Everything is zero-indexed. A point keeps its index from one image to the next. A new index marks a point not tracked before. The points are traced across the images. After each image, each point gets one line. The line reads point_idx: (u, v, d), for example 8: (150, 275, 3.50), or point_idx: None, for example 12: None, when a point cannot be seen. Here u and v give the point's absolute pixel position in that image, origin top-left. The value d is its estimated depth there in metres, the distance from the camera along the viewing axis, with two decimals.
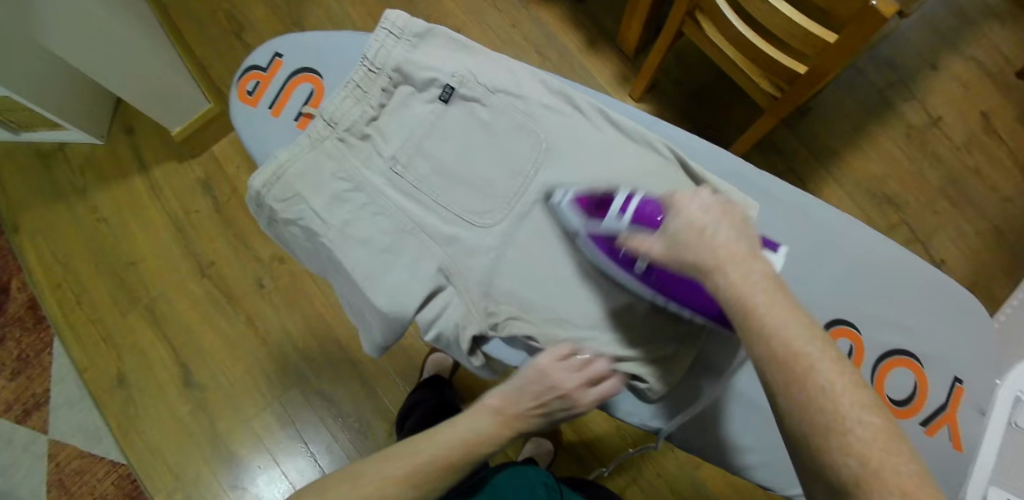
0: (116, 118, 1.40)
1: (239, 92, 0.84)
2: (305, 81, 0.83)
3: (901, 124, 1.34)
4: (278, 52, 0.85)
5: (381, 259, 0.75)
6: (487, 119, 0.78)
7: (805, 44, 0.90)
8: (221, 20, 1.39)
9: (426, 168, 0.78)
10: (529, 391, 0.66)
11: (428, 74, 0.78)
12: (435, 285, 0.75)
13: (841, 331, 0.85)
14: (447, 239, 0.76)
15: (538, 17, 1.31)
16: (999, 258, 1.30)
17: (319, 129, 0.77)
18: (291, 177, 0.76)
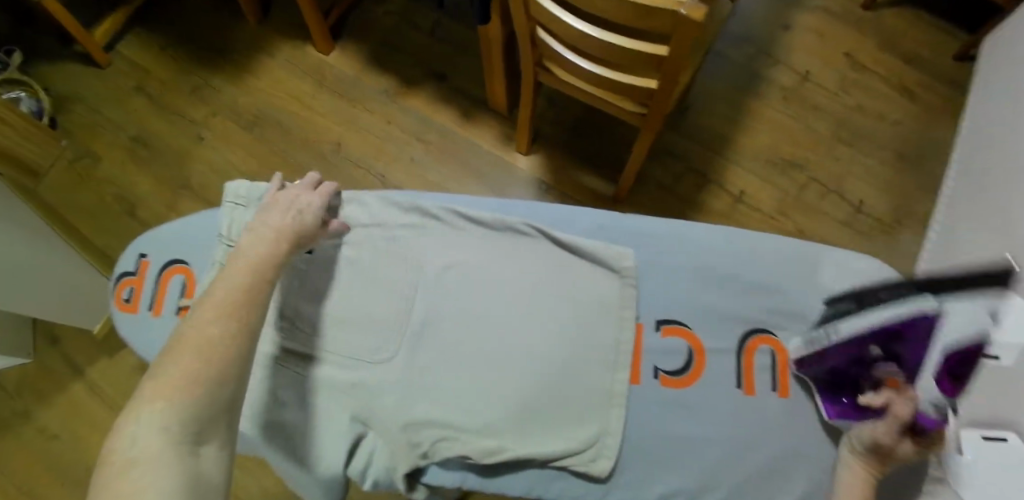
0: (38, 331, 1.39)
1: (117, 303, 0.84)
2: (176, 273, 0.84)
3: (775, 88, 1.39)
4: (143, 253, 0.86)
5: (296, 427, 0.74)
6: (356, 258, 0.81)
7: (645, 62, 0.92)
8: (112, 205, 1.40)
9: (311, 323, 0.78)
10: (278, 210, 0.74)
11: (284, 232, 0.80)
12: (356, 434, 0.73)
13: (757, 340, 0.83)
14: (351, 384, 0.75)
15: (408, 106, 1.35)
16: (910, 179, 1.33)
17: None
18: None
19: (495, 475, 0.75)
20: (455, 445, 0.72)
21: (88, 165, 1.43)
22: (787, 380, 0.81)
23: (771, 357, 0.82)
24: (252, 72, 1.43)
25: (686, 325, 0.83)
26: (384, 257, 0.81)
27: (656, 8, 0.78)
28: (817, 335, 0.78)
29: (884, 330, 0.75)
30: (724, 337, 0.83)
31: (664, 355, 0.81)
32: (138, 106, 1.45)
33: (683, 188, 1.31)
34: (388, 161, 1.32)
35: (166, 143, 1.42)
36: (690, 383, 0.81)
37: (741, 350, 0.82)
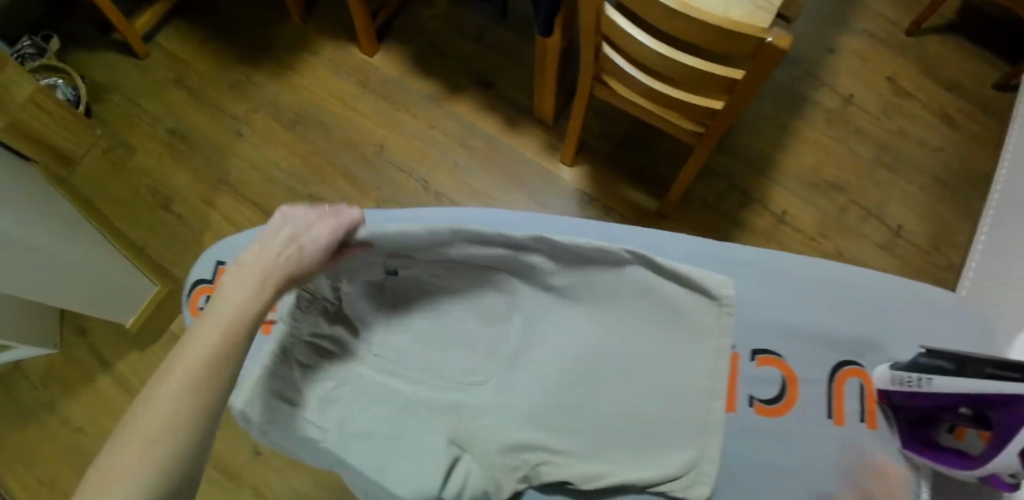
0: (67, 322, 1.37)
1: (191, 310, 0.83)
2: None
3: (818, 111, 1.39)
4: (221, 260, 0.86)
5: (389, 447, 0.69)
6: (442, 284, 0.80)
7: (714, 82, 0.92)
8: (146, 197, 1.38)
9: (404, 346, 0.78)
10: (274, 237, 0.58)
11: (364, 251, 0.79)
12: (452, 458, 0.71)
13: (847, 372, 0.78)
14: (452, 406, 0.75)
15: (452, 111, 1.35)
16: (950, 207, 1.34)
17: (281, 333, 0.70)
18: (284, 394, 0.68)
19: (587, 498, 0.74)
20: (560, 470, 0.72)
21: (124, 155, 1.42)
22: (874, 412, 0.77)
23: (860, 389, 0.78)
24: (294, 69, 1.42)
25: (778, 353, 0.79)
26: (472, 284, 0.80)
27: (741, 34, 0.77)
28: (907, 378, 0.71)
29: (974, 397, 0.64)
30: (811, 366, 0.78)
31: (758, 383, 0.78)
32: (177, 99, 1.44)
33: (727, 205, 1.32)
34: (430, 166, 1.31)
35: (205, 137, 1.41)
36: (780, 414, 0.77)
37: (832, 379, 0.78)
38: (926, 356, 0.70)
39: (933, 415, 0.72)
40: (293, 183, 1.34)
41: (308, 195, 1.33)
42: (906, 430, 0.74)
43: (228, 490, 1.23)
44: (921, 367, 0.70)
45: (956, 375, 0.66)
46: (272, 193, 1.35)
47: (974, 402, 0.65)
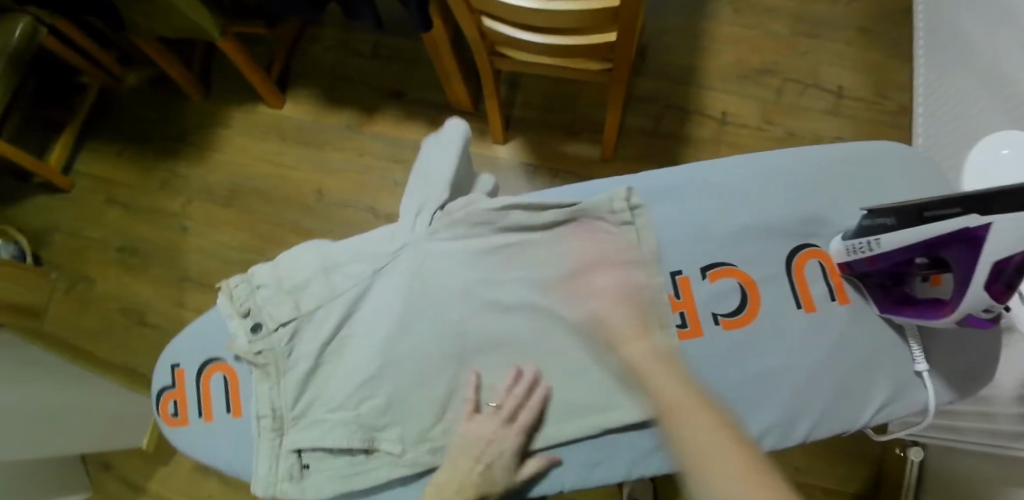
0: (86, 462, 1.34)
1: (164, 419, 0.79)
2: (216, 372, 0.78)
3: (725, 4, 1.37)
4: (175, 362, 0.80)
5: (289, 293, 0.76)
6: (341, 246, 0.78)
7: (595, 20, 0.88)
8: (120, 319, 1.39)
9: (355, 269, 0.76)
10: None
11: (271, 287, 0.77)
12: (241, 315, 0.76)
13: None
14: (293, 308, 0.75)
15: (375, 132, 1.37)
16: (879, 52, 1.32)
17: (239, 292, 0.78)
18: (261, 273, 0.79)
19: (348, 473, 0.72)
20: (328, 428, 0.72)
21: (87, 287, 1.41)
22: (842, 286, 0.76)
23: (820, 268, 0.76)
24: (215, 148, 1.43)
25: (731, 263, 0.77)
26: (328, 261, 0.77)
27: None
28: (859, 244, 0.70)
29: (925, 245, 0.61)
30: (775, 257, 0.77)
31: (718, 299, 0.75)
32: (114, 217, 1.43)
33: (666, 126, 1.31)
34: (371, 193, 1.34)
35: (156, 242, 1.41)
36: (751, 319, 0.75)
37: (791, 269, 0.76)
38: (869, 217, 0.69)
39: (901, 273, 0.69)
40: (248, 255, 1.36)
41: (268, 261, 1.35)
42: (879, 296, 0.73)
43: None
44: (868, 230, 0.69)
45: (906, 228, 0.62)
46: (234, 271, 1.36)
47: (928, 248, 0.61)
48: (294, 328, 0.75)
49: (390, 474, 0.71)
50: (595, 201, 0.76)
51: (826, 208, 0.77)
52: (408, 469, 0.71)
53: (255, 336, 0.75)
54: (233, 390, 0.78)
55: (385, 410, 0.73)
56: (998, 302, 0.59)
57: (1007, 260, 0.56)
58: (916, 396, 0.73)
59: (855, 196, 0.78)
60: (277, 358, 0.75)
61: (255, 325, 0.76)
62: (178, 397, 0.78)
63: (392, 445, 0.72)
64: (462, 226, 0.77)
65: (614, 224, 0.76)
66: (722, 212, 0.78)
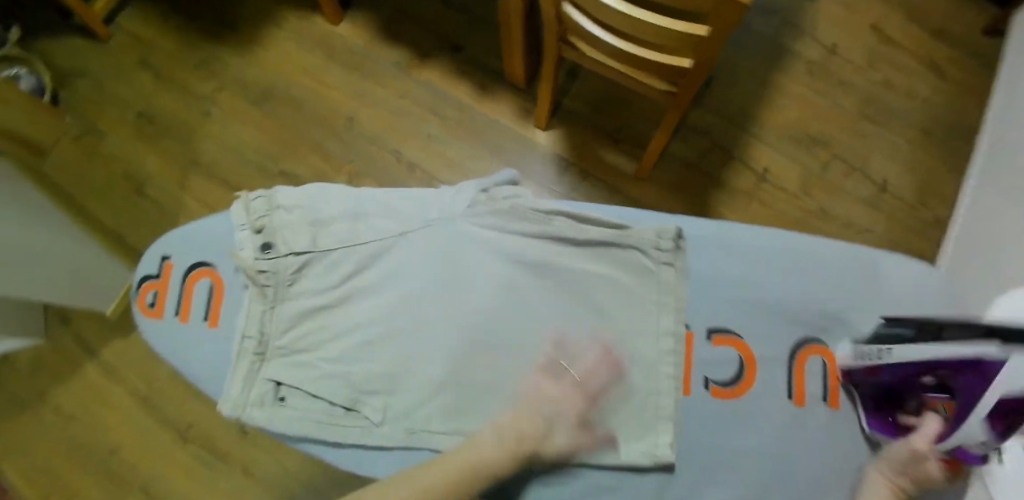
0: (48, 311, 1.34)
1: (140, 306, 0.77)
2: (204, 276, 0.77)
3: (802, 63, 1.34)
4: (166, 253, 0.78)
5: (310, 226, 0.73)
6: (377, 197, 0.76)
7: (681, 42, 0.86)
8: (120, 182, 1.37)
9: (383, 225, 0.73)
10: None
11: (296, 212, 0.74)
12: (256, 230, 0.74)
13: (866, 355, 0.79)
14: (309, 243, 0.73)
15: (422, 79, 1.34)
16: (935, 158, 1.30)
17: (258, 204, 0.75)
18: (284, 192, 0.76)
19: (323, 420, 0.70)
20: (319, 376, 0.71)
21: (96, 141, 1.39)
22: (837, 391, 0.75)
23: (822, 366, 0.76)
24: (261, 44, 1.40)
25: (736, 333, 0.76)
26: (362, 207, 0.74)
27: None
28: (869, 350, 0.70)
29: (940, 366, 0.62)
30: (782, 335, 0.76)
31: (714, 366, 0.75)
32: (144, 80, 1.41)
33: (706, 166, 1.30)
34: (402, 137, 1.33)
35: (177, 118, 1.39)
36: (742, 392, 0.75)
37: (793, 359, 0.76)
38: (887, 326, 0.72)
39: (899, 395, 0.69)
40: (264, 160, 1.35)
41: (281, 172, 1.34)
42: (871, 414, 0.72)
43: (219, 468, 1.25)
44: (882, 339, 0.70)
45: (925, 344, 0.64)
46: (244, 172, 1.35)
47: (940, 370, 0.62)
48: (305, 260, 0.73)
49: (362, 440, 0.70)
50: (642, 233, 0.73)
51: (843, 306, 0.76)
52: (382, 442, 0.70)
53: (263, 254, 0.72)
54: (217, 299, 0.76)
55: (378, 377, 0.71)
56: (994, 439, 0.60)
57: (1011, 398, 0.57)
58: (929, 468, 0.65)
59: (877, 301, 0.77)
60: (277, 284, 0.72)
61: (266, 244, 0.73)
62: (159, 289, 0.76)
63: (373, 412, 0.71)
64: (504, 214, 0.75)
65: (653, 261, 0.73)
66: (746, 275, 0.77)
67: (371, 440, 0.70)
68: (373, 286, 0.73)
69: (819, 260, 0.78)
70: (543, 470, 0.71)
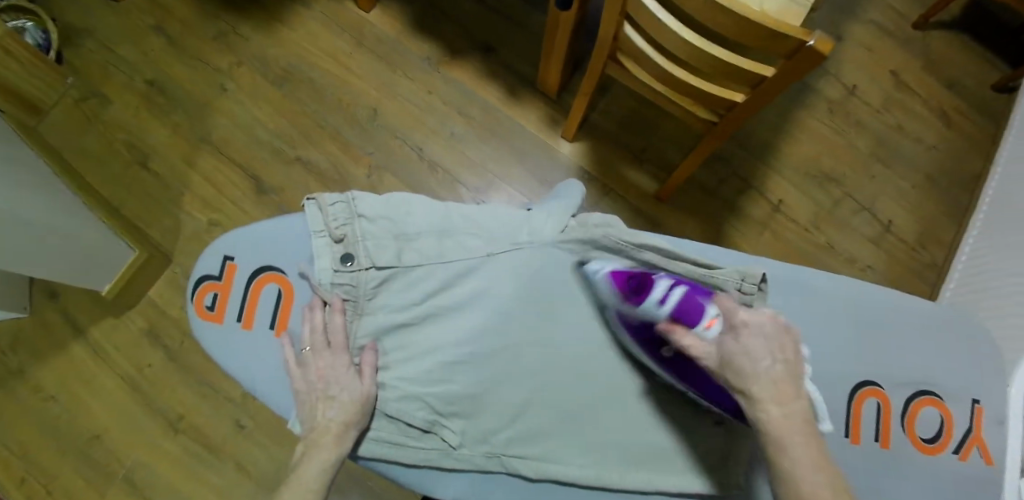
0: (33, 283, 1.26)
1: (197, 307, 0.74)
2: (271, 281, 0.74)
3: (822, 101, 1.38)
4: (228, 254, 0.74)
5: (396, 240, 0.71)
6: (463, 212, 0.74)
7: (740, 76, 0.88)
8: (122, 153, 1.30)
9: (472, 245, 0.73)
10: None
11: (380, 224, 0.70)
12: (334, 239, 0.70)
13: (923, 399, 0.80)
14: (395, 259, 0.70)
15: (450, 77, 1.32)
16: (937, 205, 1.36)
17: (336, 210, 0.70)
18: (363, 197, 0.71)
19: (398, 440, 0.70)
20: (398, 396, 0.70)
21: (98, 106, 1.31)
22: (889, 429, 0.78)
23: (877, 407, 0.79)
24: (285, 23, 1.35)
25: None
26: (449, 223, 0.73)
27: (785, 35, 0.72)
28: None
29: None
30: (836, 383, 0.78)
31: None
32: (155, 48, 1.34)
33: (726, 193, 1.32)
34: (426, 134, 1.30)
35: (189, 91, 1.32)
36: None
37: (852, 399, 0.78)
38: None
39: None
40: (280, 144, 1.30)
41: (296, 158, 1.30)
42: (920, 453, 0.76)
43: (210, 460, 1.21)
44: None
45: None
46: (257, 154, 1.30)
47: None
48: (387, 275, 0.70)
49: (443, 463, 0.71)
50: (731, 274, 0.72)
51: (888, 351, 0.80)
52: (460, 463, 0.72)
53: (344, 267, 0.69)
54: (285, 308, 0.73)
55: (458, 400, 0.71)
56: None
57: None
58: (728, 384, 0.59)
59: (922, 351, 0.81)
60: (357, 298, 0.70)
61: (346, 255, 0.70)
62: (221, 291, 0.73)
63: (451, 435, 0.71)
64: (591, 243, 0.74)
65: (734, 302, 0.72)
66: (809, 318, 0.79)
67: (447, 460, 0.71)
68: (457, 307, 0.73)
69: (874, 311, 0.80)
70: (614, 496, 0.73)
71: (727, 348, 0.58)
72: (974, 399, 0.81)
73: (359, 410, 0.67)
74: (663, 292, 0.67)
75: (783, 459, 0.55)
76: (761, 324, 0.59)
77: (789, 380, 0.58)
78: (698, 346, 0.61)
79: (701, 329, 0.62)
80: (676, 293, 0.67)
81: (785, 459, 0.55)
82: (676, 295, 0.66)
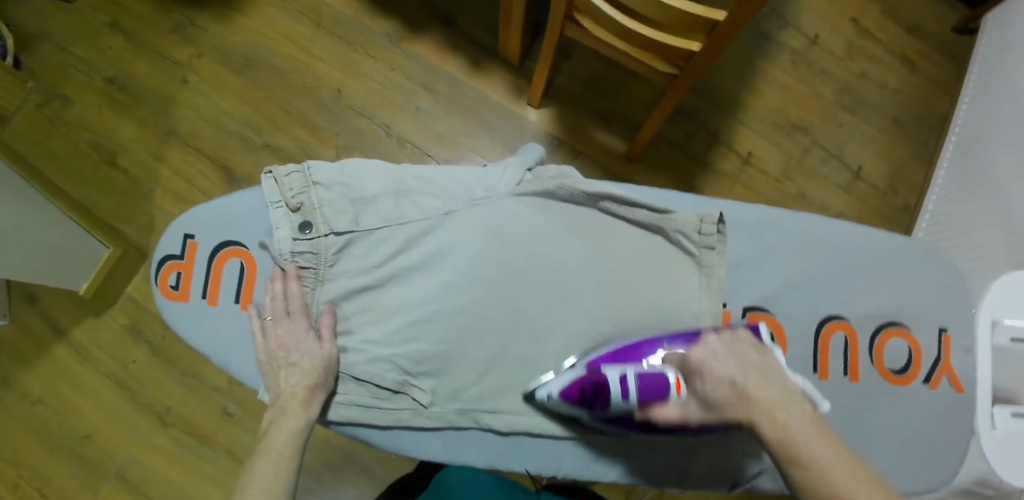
0: (9, 289, 1.25)
1: (163, 288, 0.76)
2: (233, 256, 0.76)
3: (785, 52, 1.38)
4: (189, 233, 0.77)
5: (352, 205, 0.74)
6: (418, 175, 0.76)
7: (694, 25, 0.89)
8: (88, 153, 1.29)
9: (429, 205, 0.75)
10: None
11: (336, 190, 0.74)
12: (292, 208, 0.73)
13: (890, 331, 0.81)
14: (352, 223, 0.73)
15: (413, 53, 1.32)
16: (905, 147, 1.37)
17: (293, 180, 0.74)
18: (318, 167, 0.75)
19: (367, 401, 0.73)
20: (365, 358, 0.73)
21: (60, 108, 1.30)
22: (857, 363, 0.80)
23: (843, 341, 0.80)
24: (242, 10, 1.34)
25: (767, 310, 0.79)
26: (403, 185, 0.75)
27: None
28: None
29: None
30: (804, 319, 0.80)
31: None
32: (113, 44, 1.32)
33: (695, 149, 1.33)
34: (393, 112, 1.30)
35: (150, 85, 1.31)
36: None
37: (817, 335, 0.79)
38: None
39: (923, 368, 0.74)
40: (247, 132, 1.30)
41: (264, 145, 1.29)
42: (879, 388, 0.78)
43: (203, 451, 1.22)
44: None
45: None
46: (225, 144, 1.29)
47: None
48: (346, 240, 0.74)
49: (414, 421, 0.73)
50: (686, 219, 0.75)
51: (852, 281, 0.81)
52: (432, 421, 0.74)
53: (302, 235, 0.73)
54: (249, 281, 0.76)
55: (425, 358, 0.74)
56: None
57: None
58: (724, 419, 0.59)
59: (888, 281, 0.82)
60: (319, 265, 0.74)
61: (305, 223, 0.73)
62: (185, 269, 0.75)
63: (421, 394, 0.74)
64: (547, 195, 0.77)
65: (695, 245, 0.76)
66: (771, 254, 0.80)
67: (418, 419, 0.74)
68: (417, 268, 0.75)
69: (838, 243, 0.81)
70: (587, 445, 0.77)
71: (708, 400, 0.60)
72: (942, 328, 0.82)
73: (325, 368, 0.70)
74: (620, 387, 0.67)
75: (799, 467, 0.53)
76: (714, 352, 0.61)
77: (772, 384, 0.58)
78: (682, 416, 0.63)
79: (671, 397, 0.65)
80: (631, 381, 0.67)
81: (800, 466, 0.53)
82: (633, 384, 0.66)
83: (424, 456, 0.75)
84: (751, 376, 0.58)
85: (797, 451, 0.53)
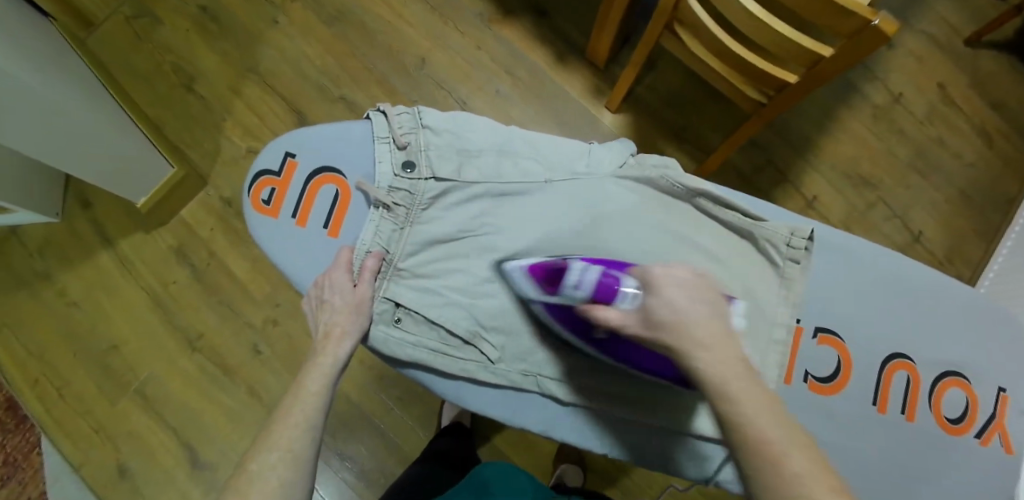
0: (68, 191, 1.27)
1: (254, 200, 0.77)
2: (328, 183, 0.77)
3: (867, 103, 1.37)
4: (290, 152, 0.79)
5: (457, 154, 0.76)
6: (525, 138, 0.78)
7: (795, 55, 0.87)
8: (168, 74, 1.31)
9: (530, 168, 0.77)
10: None
11: (444, 138, 0.77)
12: (398, 146, 0.76)
13: (951, 379, 0.80)
14: (455, 172, 0.76)
15: (501, 37, 1.33)
16: (970, 220, 1.35)
17: (404, 121, 0.77)
18: (428, 113, 0.78)
19: (435, 347, 0.74)
20: (441, 303, 0.74)
21: (149, 25, 1.32)
22: (915, 404, 0.79)
23: (905, 381, 0.79)
24: None
25: (838, 335, 0.78)
26: (508, 145, 0.78)
27: (850, 11, 0.72)
28: None
29: None
30: (869, 355, 0.78)
31: (813, 361, 0.78)
32: None
33: (760, 182, 1.33)
34: (470, 90, 1.31)
35: (240, 20, 1.33)
36: (835, 390, 0.78)
37: (881, 370, 0.78)
38: None
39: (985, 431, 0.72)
40: (324, 83, 1.31)
41: (340, 98, 1.31)
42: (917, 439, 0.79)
43: (224, 383, 1.23)
44: None
45: None
46: (301, 90, 1.31)
47: None
48: (445, 187, 0.76)
49: (478, 373, 0.75)
50: (777, 228, 0.76)
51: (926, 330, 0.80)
52: (495, 377, 0.75)
53: (404, 173, 0.75)
54: (339, 208, 0.77)
55: (501, 316, 0.75)
56: None
57: None
58: (659, 345, 0.53)
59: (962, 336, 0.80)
60: (412, 206, 0.75)
61: (408, 163, 0.76)
62: (280, 187, 0.77)
63: (489, 349, 0.75)
64: (646, 182, 0.78)
65: (780, 256, 0.77)
66: (851, 287, 0.79)
67: (483, 373, 0.75)
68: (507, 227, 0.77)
69: (921, 287, 0.80)
70: (641, 429, 0.77)
71: (645, 311, 0.54)
72: (1000, 387, 0.80)
73: (362, 319, 0.70)
74: (579, 274, 0.63)
75: (731, 407, 0.50)
76: (675, 274, 0.54)
77: (716, 322, 0.53)
78: (619, 317, 0.56)
79: (621, 304, 0.58)
80: (589, 271, 0.63)
81: (732, 405, 0.50)
82: (591, 276, 0.61)
83: (479, 409, 0.77)
84: (701, 314, 0.53)
85: (736, 406, 0.49)
